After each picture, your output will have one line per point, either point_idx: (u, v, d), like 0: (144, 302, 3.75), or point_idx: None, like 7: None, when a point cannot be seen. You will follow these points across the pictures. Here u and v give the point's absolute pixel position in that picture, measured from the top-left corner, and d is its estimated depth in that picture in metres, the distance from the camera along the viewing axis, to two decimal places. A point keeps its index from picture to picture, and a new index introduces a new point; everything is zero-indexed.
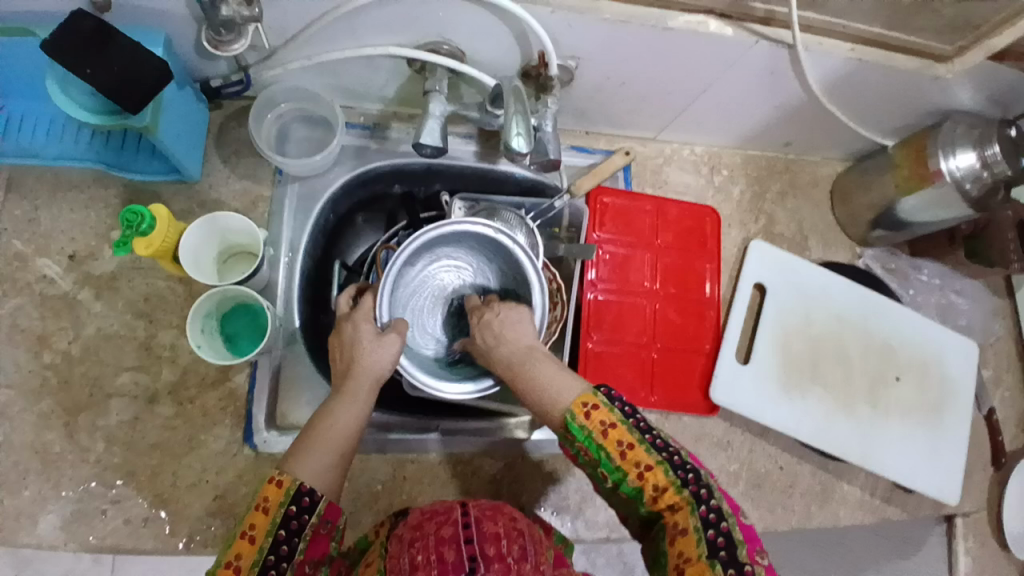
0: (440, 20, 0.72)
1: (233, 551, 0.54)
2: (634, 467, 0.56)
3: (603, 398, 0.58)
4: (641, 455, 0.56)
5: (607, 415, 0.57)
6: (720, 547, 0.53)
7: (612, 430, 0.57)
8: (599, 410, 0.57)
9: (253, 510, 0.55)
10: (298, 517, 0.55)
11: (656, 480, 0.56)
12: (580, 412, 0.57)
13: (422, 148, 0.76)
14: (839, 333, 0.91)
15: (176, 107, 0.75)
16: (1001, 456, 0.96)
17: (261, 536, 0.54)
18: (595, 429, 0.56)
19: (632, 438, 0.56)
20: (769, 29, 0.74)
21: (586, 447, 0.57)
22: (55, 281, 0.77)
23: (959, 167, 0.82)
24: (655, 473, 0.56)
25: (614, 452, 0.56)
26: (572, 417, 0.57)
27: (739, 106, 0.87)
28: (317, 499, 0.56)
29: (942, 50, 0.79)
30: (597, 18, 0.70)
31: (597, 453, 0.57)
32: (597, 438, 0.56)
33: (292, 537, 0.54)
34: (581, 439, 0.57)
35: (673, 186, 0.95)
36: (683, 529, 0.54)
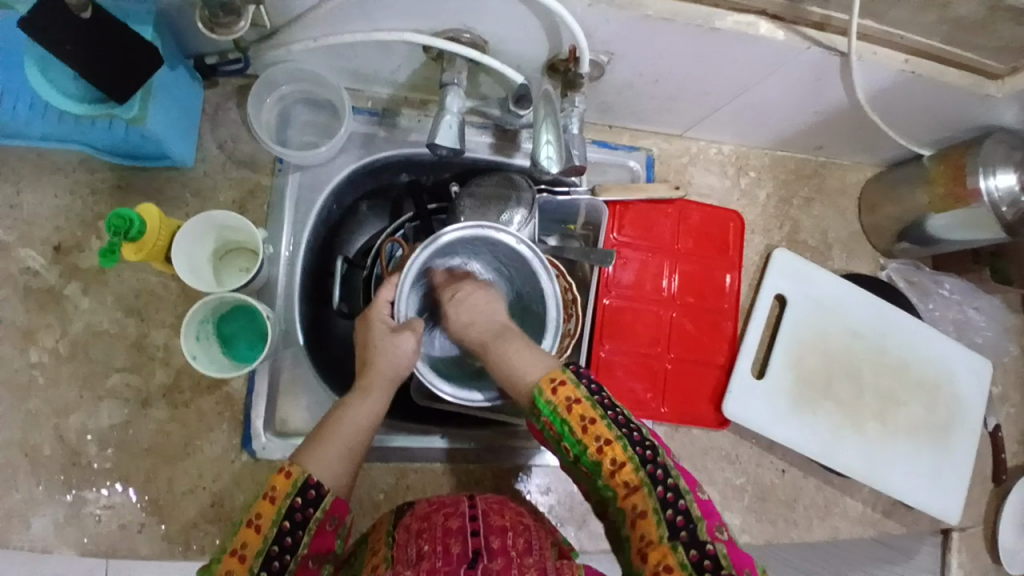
0: (464, 8, 0.65)
1: (238, 540, 0.55)
2: (594, 441, 0.56)
3: (570, 374, 0.58)
4: (602, 430, 0.56)
5: (573, 390, 0.58)
6: (680, 528, 0.53)
7: (576, 406, 0.57)
8: (564, 385, 0.58)
9: (260, 498, 0.56)
10: (303, 510, 0.56)
11: (616, 456, 0.56)
12: (548, 387, 0.58)
13: (438, 148, 0.68)
14: (854, 349, 0.89)
15: (167, 92, 0.68)
16: (1001, 473, 0.95)
17: (267, 524, 0.55)
18: (561, 404, 0.57)
19: (595, 413, 0.56)
20: (822, 34, 0.68)
21: (552, 422, 0.58)
22: (39, 273, 0.73)
23: (998, 187, 0.78)
24: (615, 449, 0.56)
25: (577, 427, 0.56)
26: (540, 392, 0.58)
27: (775, 108, 0.81)
28: (322, 492, 0.57)
29: (995, 67, 0.73)
30: (638, 15, 0.63)
31: (562, 428, 0.57)
32: (563, 412, 0.57)
33: (297, 529, 0.55)
34: (547, 414, 0.57)
35: (698, 187, 0.91)
36: (642, 510, 0.54)
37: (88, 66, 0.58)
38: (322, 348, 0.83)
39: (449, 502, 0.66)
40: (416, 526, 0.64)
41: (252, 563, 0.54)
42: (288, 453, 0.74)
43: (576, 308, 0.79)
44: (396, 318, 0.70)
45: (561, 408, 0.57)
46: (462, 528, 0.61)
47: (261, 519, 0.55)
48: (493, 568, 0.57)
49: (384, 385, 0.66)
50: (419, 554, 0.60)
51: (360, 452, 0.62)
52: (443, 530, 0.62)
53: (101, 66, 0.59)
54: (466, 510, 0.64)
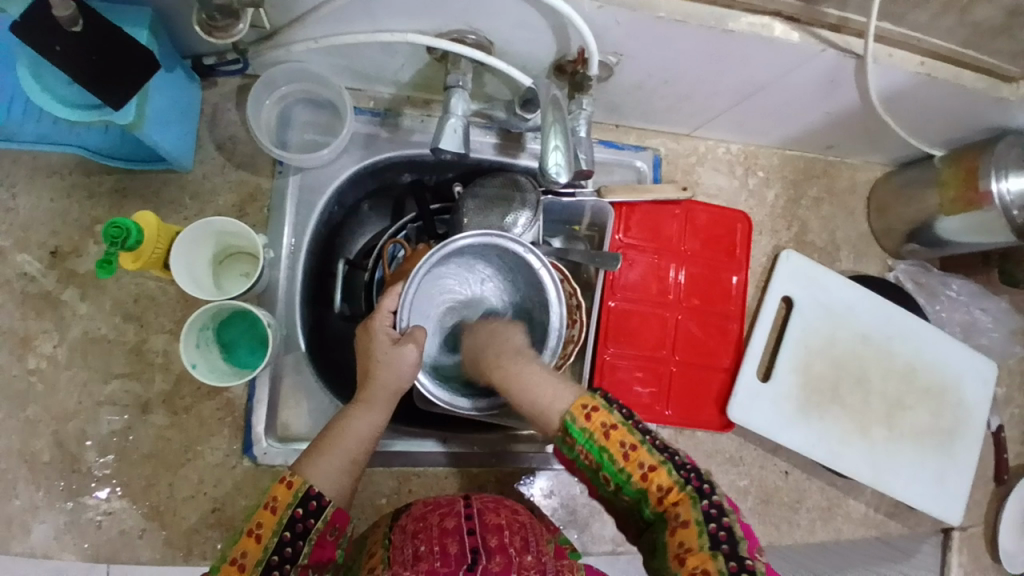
0: (470, 9, 0.63)
1: (238, 549, 0.55)
2: (637, 467, 0.55)
3: (602, 400, 0.57)
4: (644, 455, 0.55)
5: (607, 416, 0.56)
6: (723, 542, 0.51)
7: (614, 431, 0.55)
8: (599, 412, 0.56)
9: (261, 508, 0.56)
10: (304, 520, 0.56)
11: (661, 480, 0.54)
12: (581, 413, 0.56)
13: (442, 153, 0.67)
14: (861, 354, 0.88)
15: (164, 93, 0.66)
16: (1003, 474, 0.95)
17: (267, 534, 0.55)
18: (596, 430, 0.56)
19: (635, 439, 0.55)
20: (838, 37, 0.66)
21: (589, 452, 0.56)
22: (36, 278, 0.71)
23: (1009, 191, 0.76)
24: (659, 473, 0.54)
25: (618, 454, 0.55)
26: (572, 419, 0.56)
27: (787, 108, 0.80)
28: (324, 503, 0.57)
29: (1012, 71, 0.72)
30: (651, 17, 0.61)
31: (600, 456, 0.56)
32: (600, 440, 0.55)
33: (297, 540, 0.55)
34: (583, 441, 0.56)
35: (705, 187, 0.90)
36: (685, 523, 0.52)
37: (80, 69, 0.56)
38: (325, 352, 0.82)
39: (445, 503, 0.67)
40: (413, 527, 0.64)
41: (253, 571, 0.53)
42: (290, 459, 0.74)
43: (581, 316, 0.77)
44: (398, 326, 0.69)
45: (599, 435, 0.55)
46: (458, 528, 0.62)
47: (262, 527, 0.54)
48: (492, 567, 0.57)
49: (389, 398, 0.65)
50: (416, 555, 0.59)
51: (362, 463, 0.62)
52: (440, 530, 0.62)
53: (95, 71, 0.56)
54: (462, 510, 0.65)
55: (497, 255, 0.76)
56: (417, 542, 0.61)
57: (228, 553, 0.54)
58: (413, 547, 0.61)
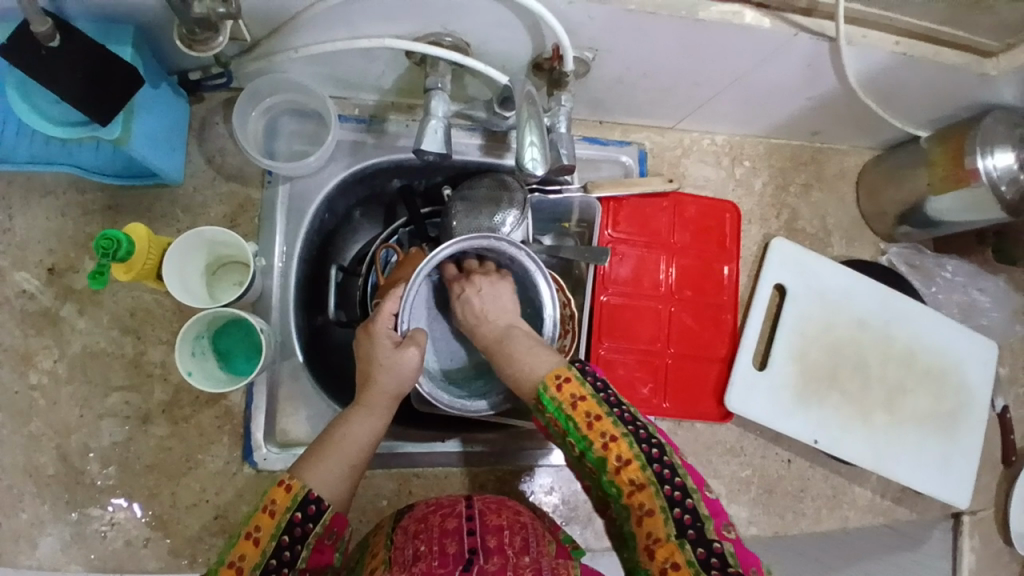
0: (445, 12, 0.64)
1: (234, 553, 0.54)
2: (600, 438, 0.57)
3: (575, 372, 0.60)
4: (607, 426, 0.57)
5: (578, 388, 0.59)
6: (686, 525, 0.54)
7: (581, 403, 0.58)
8: (570, 382, 0.60)
9: (259, 510, 0.55)
10: (303, 524, 0.56)
11: (621, 452, 0.57)
12: (552, 383, 0.60)
13: (425, 154, 0.68)
14: (858, 339, 0.88)
15: (152, 110, 0.68)
16: (1012, 456, 0.94)
17: (265, 538, 0.55)
18: (566, 401, 0.59)
19: (601, 413, 0.58)
20: (810, 20, 0.66)
21: (557, 419, 0.59)
22: (34, 296, 0.73)
23: (996, 168, 0.76)
24: (621, 446, 0.57)
25: (582, 424, 0.58)
26: (544, 387, 0.60)
27: (769, 96, 0.80)
28: (323, 507, 0.57)
29: (988, 45, 0.72)
30: (621, 10, 0.62)
31: (566, 423, 0.59)
32: (568, 409, 0.59)
33: (296, 544, 0.55)
34: (553, 409, 0.59)
35: (692, 179, 0.90)
36: (649, 509, 0.55)
37: (70, 91, 0.57)
38: (321, 358, 0.83)
39: (447, 504, 0.67)
40: (414, 527, 0.65)
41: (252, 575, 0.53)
42: (290, 464, 0.74)
43: (574, 325, 0.79)
44: (398, 329, 0.69)
45: (567, 404, 0.59)
46: (458, 528, 0.63)
47: (261, 531, 0.54)
48: (488, 566, 0.58)
49: (387, 404, 0.65)
50: (416, 555, 0.61)
51: (361, 468, 0.62)
52: (440, 531, 0.63)
53: (83, 92, 0.58)
54: (463, 511, 0.65)
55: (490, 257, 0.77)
56: (418, 542, 0.62)
57: (227, 557, 0.54)
58: (413, 547, 0.62)
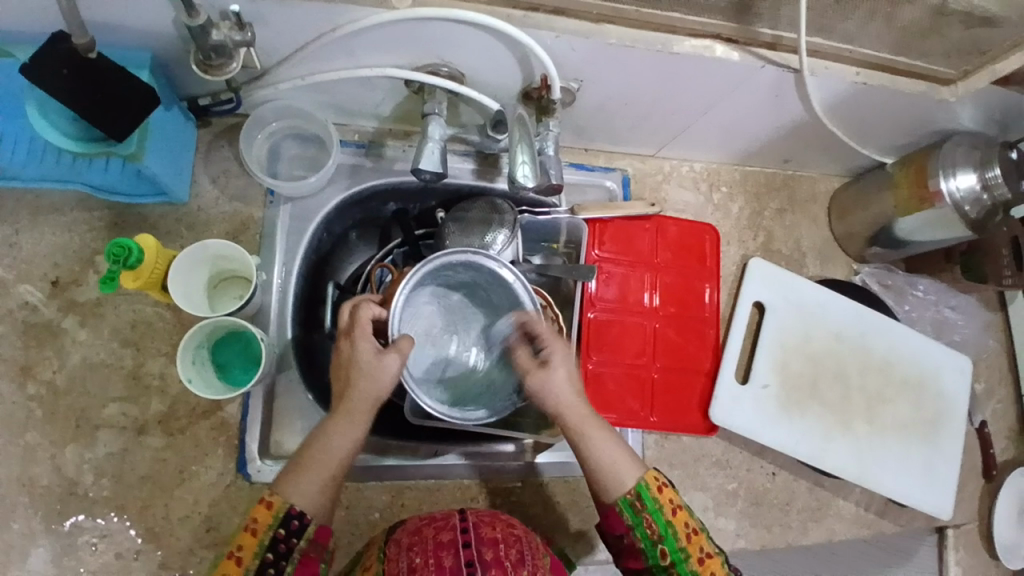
0: (443, 44, 0.69)
1: (219, 571, 0.56)
2: (698, 551, 0.60)
3: (670, 480, 0.62)
4: (704, 542, 0.61)
5: (673, 496, 0.61)
6: None
7: (680, 512, 0.61)
8: (668, 488, 0.61)
9: (243, 530, 0.57)
10: (286, 540, 0.57)
11: (714, 569, 0.60)
12: (654, 484, 0.61)
13: (421, 173, 0.72)
14: (836, 352, 0.91)
15: (162, 129, 0.72)
16: (993, 469, 0.97)
17: (248, 556, 0.56)
18: (666, 506, 0.60)
19: (697, 525, 0.61)
20: (775, 53, 0.72)
21: (654, 521, 0.59)
22: (37, 308, 0.75)
23: (959, 188, 0.81)
24: (715, 561, 0.60)
25: (682, 532, 0.60)
26: (647, 485, 0.60)
27: (742, 123, 0.86)
28: (306, 522, 0.58)
29: (946, 74, 0.77)
30: (602, 42, 0.67)
31: (665, 529, 0.59)
32: (668, 514, 0.60)
33: (280, 560, 0.56)
34: (654, 510, 0.60)
35: (673, 203, 0.95)
36: None
37: (88, 108, 0.61)
38: (316, 374, 0.85)
39: (441, 517, 0.67)
40: (408, 540, 0.64)
41: None
42: None
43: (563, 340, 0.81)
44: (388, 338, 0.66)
45: (667, 509, 0.60)
46: (454, 541, 0.62)
47: (243, 551, 0.55)
48: None
49: (365, 410, 0.62)
50: (411, 567, 0.60)
51: (341, 478, 0.61)
52: (435, 543, 0.62)
53: (101, 109, 0.61)
54: (457, 523, 0.64)
55: (470, 278, 0.79)
56: (413, 555, 0.62)
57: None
58: (408, 560, 0.61)
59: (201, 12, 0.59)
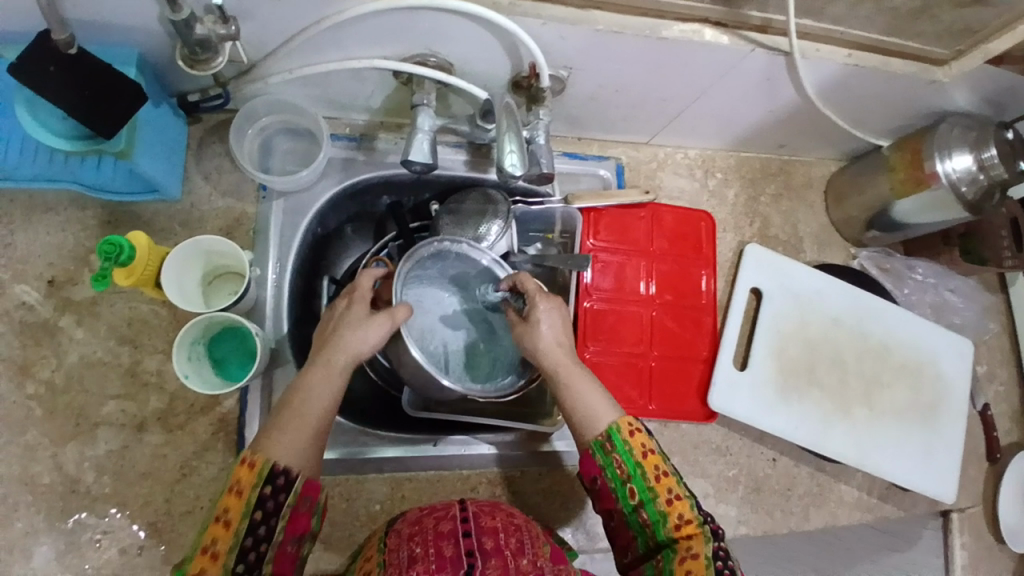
0: (430, 34, 0.69)
1: (206, 537, 0.52)
2: (666, 493, 0.60)
3: (645, 425, 0.62)
4: (674, 485, 0.60)
5: (646, 439, 0.62)
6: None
7: (651, 454, 0.61)
8: (641, 432, 0.62)
9: (225, 493, 0.54)
10: (274, 497, 0.54)
11: (683, 512, 0.59)
12: (626, 427, 0.61)
13: (411, 165, 0.72)
14: (835, 337, 0.91)
15: (152, 126, 0.72)
16: (996, 452, 0.96)
17: (237, 518, 0.53)
18: (636, 448, 0.61)
19: (668, 468, 0.61)
20: (765, 36, 0.71)
21: (623, 461, 0.60)
22: (34, 307, 0.75)
23: (955, 169, 0.80)
24: (683, 504, 0.59)
25: (651, 474, 0.60)
26: (617, 428, 0.61)
27: (735, 109, 0.85)
28: (293, 478, 0.55)
29: (939, 53, 0.76)
30: (589, 29, 0.67)
31: (634, 470, 0.60)
32: (638, 456, 0.61)
33: (270, 518, 0.54)
34: (622, 450, 0.60)
35: (668, 190, 0.95)
36: (694, 551, 0.57)
37: (76, 106, 0.61)
38: None
39: (441, 508, 0.67)
40: (408, 531, 0.65)
41: (226, 556, 0.52)
42: None
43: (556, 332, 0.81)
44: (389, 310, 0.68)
45: (638, 451, 0.61)
46: (453, 531, 0.62)
47: (230, 513, 0.53)
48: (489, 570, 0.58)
49: (346, 364, 0.62)
50: (411, 557, 0.60)
51: (325, 431, 0.59)
52: (435, 533, 0.63)
53: (89, 107, 0.61)
54: (457, 514, 0.65)
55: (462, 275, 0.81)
56: (414, 544, 0.62)
57: (199, 542, 0.52)
58: (409, 550, 0.61)
59: (184, 6, 0.59)
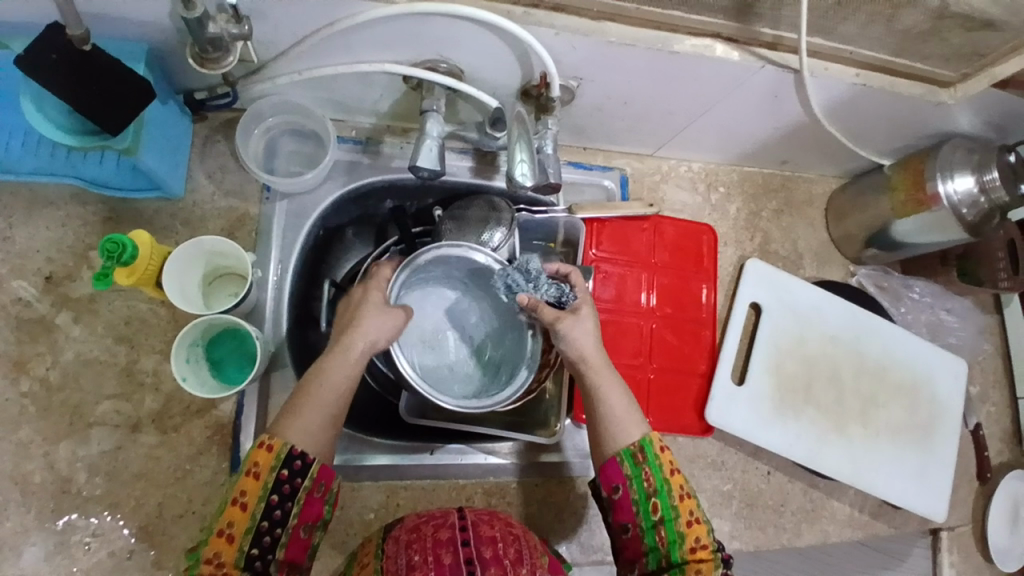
0: (441, 40, 0.68)
1: (223, 519, 0.53)
2: (687, 513, 0.59)
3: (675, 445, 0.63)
4: (695, 507, 0.60)
5: (674, 459, 0.62)
6: None
7: (677, 474, 0.61)
8: (670, 452, 0.62)
9: (243, 475, 0.54)
10: (291, 481, 0.54)
11: (699, 535, 0.59)
12: (657, 442, 0.62)
13: (419, 170, 0.72)
14: (832, 354, 0.91)
15: (158, 124, 0.71)
16: (987, 472, 0.97)
17: (252, 502, 0.53)
18: (666, 464, 0.61)
19: (690, 490, 0.61)
20: (775, 53, 0.71)
21: (651, 474, 0.60)
22: (30, 303, 0.74)
23: (956, 191, 0.81)
24: (701, 528, 0.59)
25: (675, 491, 0.60)
26: (650, 440, 0.61)
27: (740, 124, 0.85)
28: (309, 461, 0.55)
29: (946, 76, 0.77)
30: (602, 40, 0.67)
31: (660, 485, 0.60)
32: (666, 473, 0.61)
33: (285, 502, 0.54)
34: (653, 464, 0.60)
35: (670, 203, 0.95)
36: None
37: (82, 101, 0.60)
38: None
39: (438, 515, 0.66)
40: (406, 537, 0.64)
41: (242, 540, 0.52)
42: None
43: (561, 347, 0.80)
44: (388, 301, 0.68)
45: (666, 468, 0.61)
46: (452, 539, 0.61)
47: (247, 495, 0.53)
48: None
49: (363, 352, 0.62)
50: (410, 564, 0.59)
51: (342, 416, 0.60)
52: (433, 541, 0.62)
53: (95, 103, 0.61)
54: (456, 522, 0.64)
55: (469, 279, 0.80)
56: (412, 552, 0.61)
57: (215, 524, 0.52)
58: (406, 557, 0.60)
59: (199, 4, 0.58)
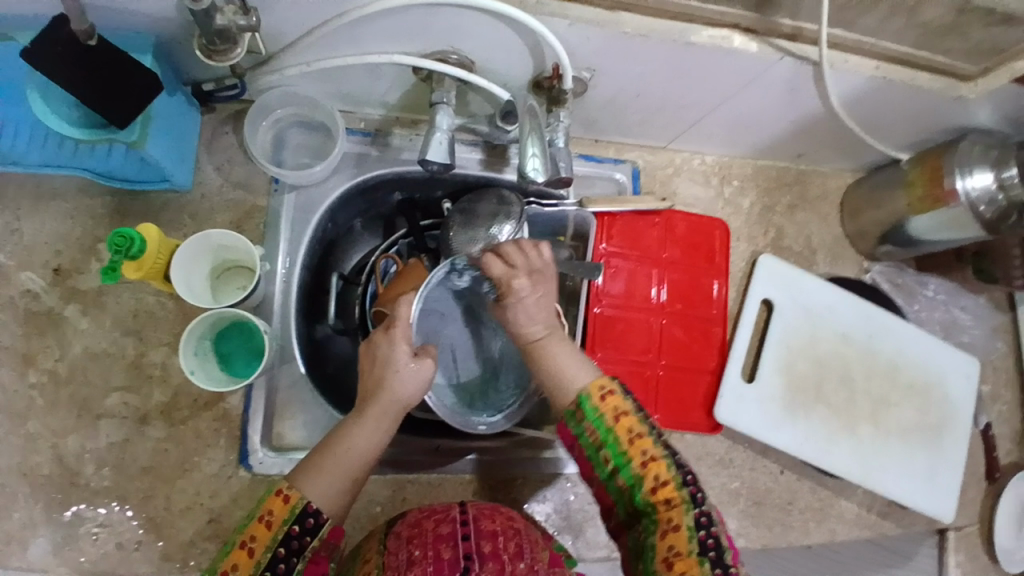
0: (449, 29, 0.67)
1: (228, 562, 0.53)
2: (640, 456, 0.59)
3: (618, 385, 0.62)
4: (649, 447, 0.60)
5: (620, 401, 0.61)
6: (710, 548, 0.56)
7: (624, 417, 0.60)
8: (613, 395, 0.61)
9: (256, 521, 0.55)
10: (300, 538, 0.55)
11: (659, 474, 0.59)
12: (596, 393, 0.61)
13: (429, 164, 0.70)
14: (844, 353, 0.90)
15: (165, 118, 0.70)
16: (995, 472, 0.96)
17: (260, 549, 0.54)
18: (608, 412, 0.61)
19: (643, 429, 0.60)
20: (794, 45, 0.69)
21: (596, 427, 0.60)
22: (38, 296, 0.74)
23: (974, 187, 0.80)
24: (659, 466, 0.59)
25: (625, 439, 0.60)
26: (588, 395, 0.61)
27: (756, 118, 0.84)
28: (321, 521, 0.56)
29: (965, 71, 0.76)
30: (617, 32, 0.65)
31: (607, 436, 0.60)
32: (610, 421, 0.60)
33: (291, 557, 0.54)
34: (594, 417, 0.60)
35: (683, 198, 0.94)
36: (676, 524, 0.57)
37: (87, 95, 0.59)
38: (318, 366, 0.85)
39: (440, 509, 0.66)
40: (408, 532, 0.63)
41: None
42: (286, 468, 0.75)
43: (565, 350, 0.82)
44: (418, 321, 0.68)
45: (610, 416, 0.60)
46: (453, 533, 0.61)
47: (256, 542, 0.53)
48: None
49: (396, 413, 0.63)
50: (410, 561, 0.59)
51: (363, 479, 0.60)
52: (434, 536, 0.61)
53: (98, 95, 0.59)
54: (457, 516, 0.63)
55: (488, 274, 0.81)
56: (412, 547, 0.60)
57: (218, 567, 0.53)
58: (407, 552, 0.60)
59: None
